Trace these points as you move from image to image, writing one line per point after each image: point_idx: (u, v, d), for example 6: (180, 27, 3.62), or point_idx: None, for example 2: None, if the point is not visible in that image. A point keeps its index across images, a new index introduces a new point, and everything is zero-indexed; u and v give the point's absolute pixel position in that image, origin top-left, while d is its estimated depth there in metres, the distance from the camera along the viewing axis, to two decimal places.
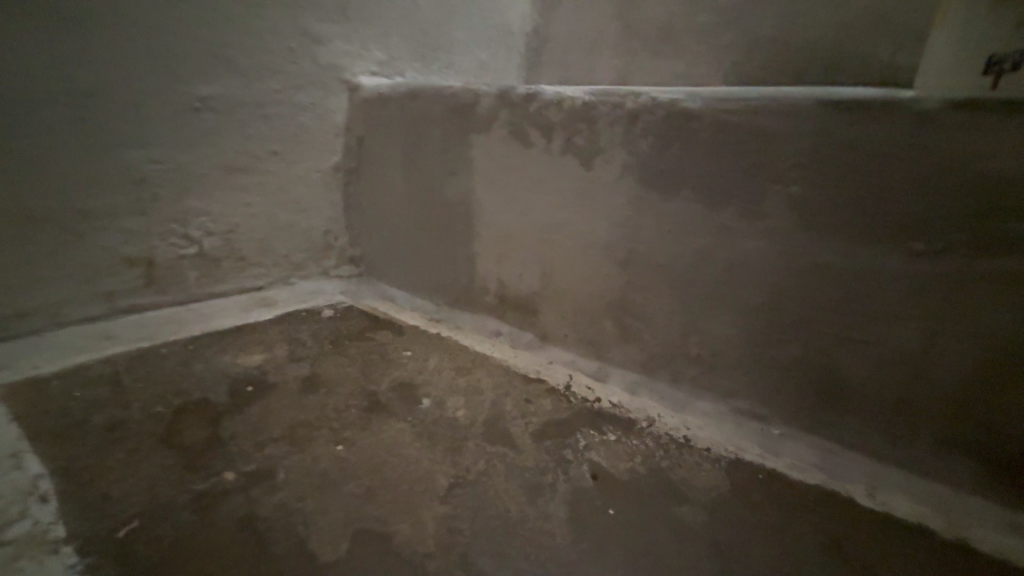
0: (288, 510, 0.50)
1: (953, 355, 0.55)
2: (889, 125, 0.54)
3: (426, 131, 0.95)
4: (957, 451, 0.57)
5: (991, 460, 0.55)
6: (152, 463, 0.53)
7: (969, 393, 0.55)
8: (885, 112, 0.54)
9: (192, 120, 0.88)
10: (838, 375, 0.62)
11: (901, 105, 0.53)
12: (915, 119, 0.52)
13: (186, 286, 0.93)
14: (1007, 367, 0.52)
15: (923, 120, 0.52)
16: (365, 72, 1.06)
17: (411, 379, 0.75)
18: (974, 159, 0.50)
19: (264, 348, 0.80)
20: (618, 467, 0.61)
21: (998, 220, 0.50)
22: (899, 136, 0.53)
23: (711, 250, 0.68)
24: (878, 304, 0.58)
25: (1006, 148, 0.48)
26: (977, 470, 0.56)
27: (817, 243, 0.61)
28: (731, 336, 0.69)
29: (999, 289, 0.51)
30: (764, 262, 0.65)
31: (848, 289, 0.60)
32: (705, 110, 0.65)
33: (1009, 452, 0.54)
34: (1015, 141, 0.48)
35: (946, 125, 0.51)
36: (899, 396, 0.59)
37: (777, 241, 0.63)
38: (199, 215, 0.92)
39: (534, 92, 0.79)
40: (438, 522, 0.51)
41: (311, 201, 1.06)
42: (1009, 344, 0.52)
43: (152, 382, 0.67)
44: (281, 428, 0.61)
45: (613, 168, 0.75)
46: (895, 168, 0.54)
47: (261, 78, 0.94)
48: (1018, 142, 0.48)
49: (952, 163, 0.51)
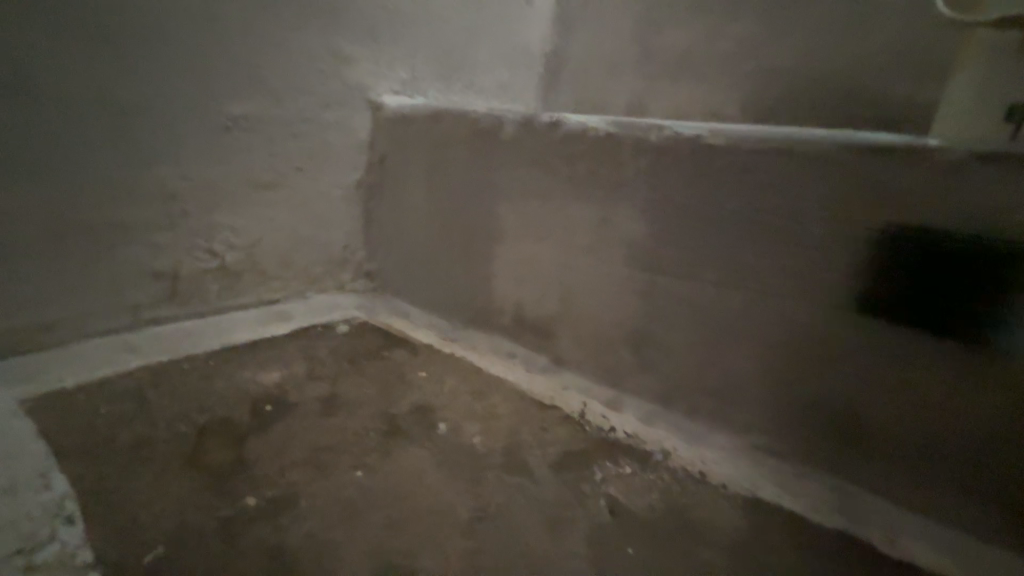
0: (314, 539, 0.50)
1: (970, 405, 0.55)
2: (894, 169, 0.56)
3: (449, 152, 0.97)
4: (979, 495, 0.56)
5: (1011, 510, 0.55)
6: (178, 485, 0.54)
7: (993, 437, 0.54)
8: (886, 158, 0.56)
9: (222, 137, 0.90)
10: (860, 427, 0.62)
11: (901, 153, 0.55)
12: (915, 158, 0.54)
13: (206, 299, 0.94)
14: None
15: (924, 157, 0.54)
16: (389, 91, 1.08)
17: (428, 403, 0.75)
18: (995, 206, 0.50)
19: (283, 365, 0.80)
20: (637, 501, 0.61)
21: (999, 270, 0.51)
22: (908, 179, 0.55)
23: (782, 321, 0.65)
24: (904, 358, 0.58)
25: (994, 188, 0.50)
26: (998, 516, 0.55)
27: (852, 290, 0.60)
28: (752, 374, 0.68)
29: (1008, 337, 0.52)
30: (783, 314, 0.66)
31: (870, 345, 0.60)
32: (730, 146, 0.66)
33: None
34: (993, 184, 0.50)
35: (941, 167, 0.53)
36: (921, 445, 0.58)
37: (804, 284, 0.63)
38: (223, 229, 0.93)
39: (558, 121, 0.81)
40: (462, 556, 0.51)
41: (331, 217, 1.07)
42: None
43: (176, 398, 0.68)
44: (302, 451, 0.61)
45: (634, 202, 0.76)
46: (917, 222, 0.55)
47: (290, 96, 0.96)
48: (993, 185, 0.50)
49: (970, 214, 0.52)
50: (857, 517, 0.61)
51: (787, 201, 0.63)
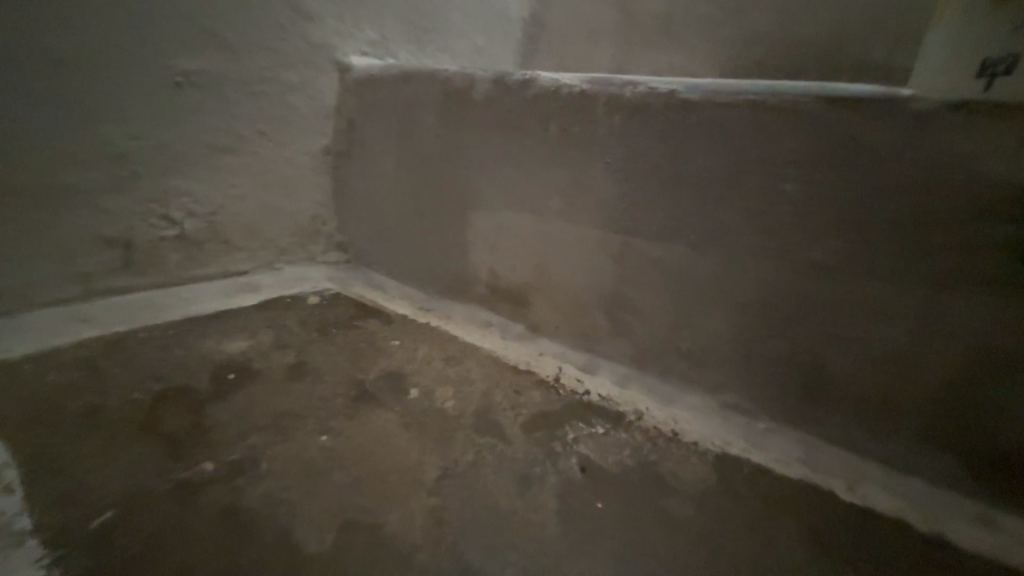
0: (273, 500, 0.48)
1: (935, 358, 0.56)
2: (871, 120, 0.54)
3: (420, 115, 0.93)
4: (952, 444, 0.57)
5: (970, 459, 0.56)
6: (130, 451, 0.51)
7: (956, 389, 0.55)
8: (862, 108, 0.55)
9: (175, 95, 0.84)
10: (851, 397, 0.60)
11: (878, 103, 0.54)
12: (895, 108, 0.53)
13: (166, 269, 0.90)
14: (987, 368, 0.53)
15: (906, 109, 0.53)
16: (357, 52, 1.03)
17: (400, 369, 0.74)
18: (973, 161, 0.50)
19: (248, 334, 0.78)
20: (606, 458, 0.62)
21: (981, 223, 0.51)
22: (892, 131, 0.54)
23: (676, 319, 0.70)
24: (879, 314, 0.58)
25: (976, 140, 0.50)
26: (956, 466, 0.57)
27: (836, 248, 0.59)
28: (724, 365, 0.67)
29: (980, 290, 0.52)
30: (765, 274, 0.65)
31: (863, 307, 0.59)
32: (705, 99, 0.64)
33: (987, 451, 0.55)
34: (975, 136, 0.50)
35: (927, 121, 0.52)
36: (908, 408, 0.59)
37: (790, 245, 0.62)
38: (181, 194, 0.89)
39: (530, 78, 0.78)
40: (428, 513, 0.50)
41: (298, 184, 1.03)
42: (991, 345, 0.53)
43: (131, 367, 0.65)
44: (265, 417, 0.59)
45: (607, 162, 0.74)
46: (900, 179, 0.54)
47: (248, 53, 0.90)
48: (977, 138, 0.50)
49: (953, 168, 0.51)
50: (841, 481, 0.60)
51: (762, 156, 0.61)
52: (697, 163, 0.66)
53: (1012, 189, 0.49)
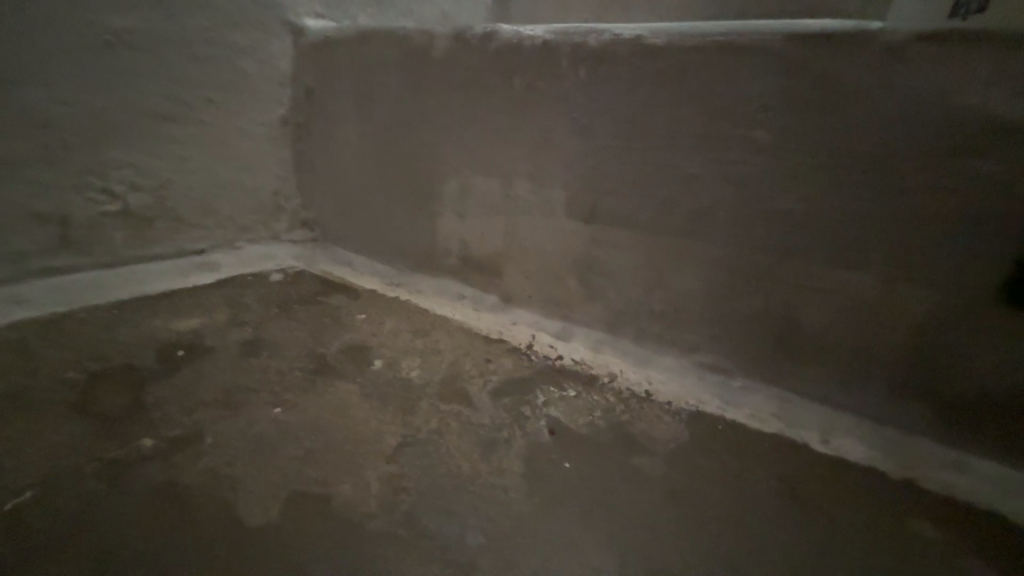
0: (215, 475, 0.45)
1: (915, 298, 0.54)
2: (842, 57, 0.52)
3: (380, 76, 0.88)
4: (929, 392, 0.56)
5: (947, 405, 0.56)
6: (60, 432, 0.48)
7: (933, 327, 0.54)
8: (833, 43, 0.52)
9: (105, 56, 0.77)
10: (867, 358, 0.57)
11: (848, 39, 0.51)
12: (864, 43, 0.51)
13: (112, 247, 0.84)
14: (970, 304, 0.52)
15: (878, 43, 0.50)
16: (311, 14, 0.96)
17: (364, 342, 0.70)
18: (955, 95, 0.48)
19: (201, 312, 0.73)
20: (576, 421, 0.60)
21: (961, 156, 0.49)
22: (863, 66, 0.51)
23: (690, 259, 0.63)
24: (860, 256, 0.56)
25: (948, 71, 0.48)
26: (932, 411, 0.56)
27: (832, 207, 0.56)
28: (763, 173, 0.59)
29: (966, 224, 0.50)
30: (736, 227, 0.62)
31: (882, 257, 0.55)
32: (671, 45, 0.61)
33: (965, 396, 0.54)
34: (947, 66, 0.48)
35: (901, 54, 0.49)
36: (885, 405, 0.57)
37: (756, 195, 0.60)
38: (122, 167, 0.83)
39: (491, 32, 0.74)
40: (383, 481, 0.48)
41: (255, 157, 0.97)
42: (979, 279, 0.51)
43: (67, 347, 0.61)
44: (214, 392, 0.56)
45: (574, 117, 0.70)
46: (882, 130, 0.52)
47: (187, 11, 0.83)
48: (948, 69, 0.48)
49: (925, 99, 0.49)
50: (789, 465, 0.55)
51: (730, 103, 0.59)
52: (663, 115, 0.63)
53: (991, 124, 0.47)
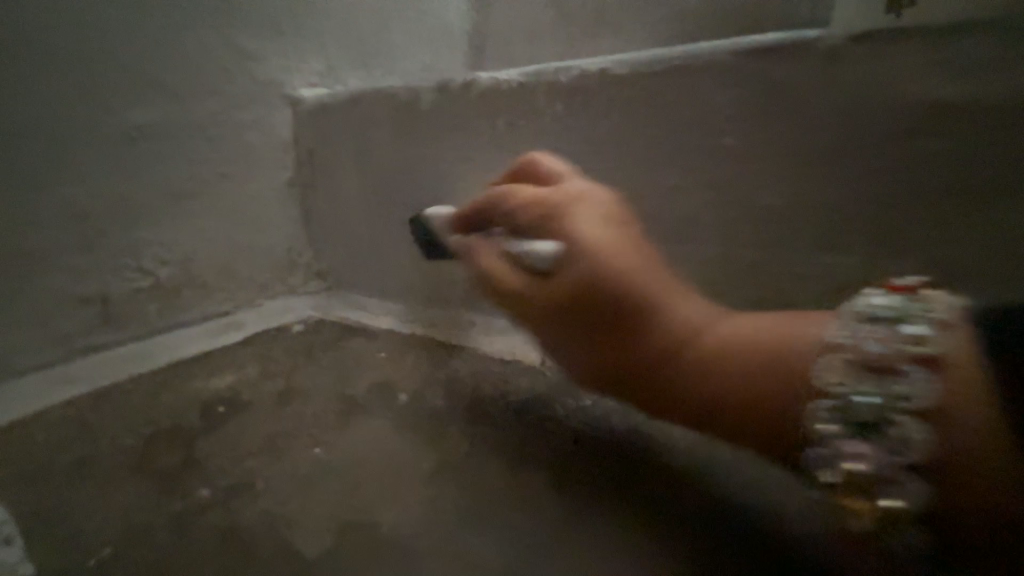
0: (269, 514, 0.49)
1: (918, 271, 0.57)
2: (789, 66, 0.58)
3: (374, 132, 0.95)
4: None
5: None
6: (124, 494, 0.52)
7: None
8: (779, 54, 0.58)
9: (129, 149, 0.86)
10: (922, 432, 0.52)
11: (790, 49, 0.57)
12: (805, 51, 0.57)
13: (147, 320, 0.91)
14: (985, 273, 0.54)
15: (817, 50, 0.56)
16: (306, 84, 1.05)
17: (389, 379, 0.74)
18: (897, 85, 0.53)
19: (235, 369, 0.78)
20: (596, 428, 0.63)
21: (922, 136, 0.53)
22: (808, 71, 0.57)
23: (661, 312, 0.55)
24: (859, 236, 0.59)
25: (885, 67, 0.53)
26: None
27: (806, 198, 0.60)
28: (735, 176, 0.64)
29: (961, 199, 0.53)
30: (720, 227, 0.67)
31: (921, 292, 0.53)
32: (635, 73, 0.67)
33: None
34: (885, 63, 0.53)
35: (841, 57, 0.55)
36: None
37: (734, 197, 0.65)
38: (150, 244, 0.90)
39: (471, 80, 0.81)
40: (422, 503, 0.51)
41: (268, 219, 1.05)
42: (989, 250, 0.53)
43: (120, 415, 0.66)
44: (258, 440, 0.60)
45: (557, 146, 0.76)
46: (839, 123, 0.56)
47: (197, 99, 0.92)
48: (885, 65, 0.53)
49: (870, 94, 0.54)
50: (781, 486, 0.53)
51: (696, 117, 0.65)
52: (637, 136, 0.69)
53: (933, 108, 0.52)
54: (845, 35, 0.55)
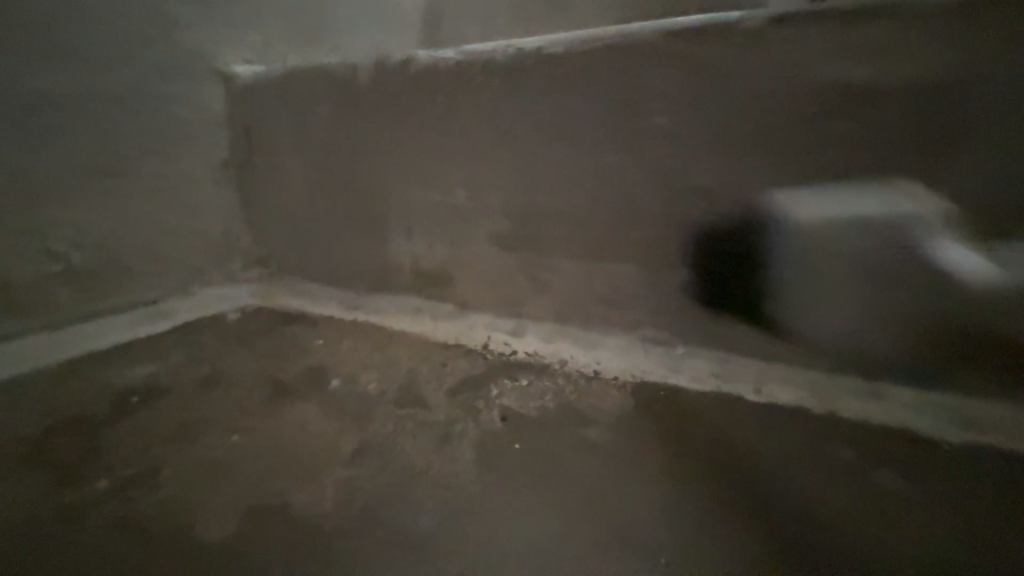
0: (174, 501, 0.47)
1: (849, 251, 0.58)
2: (712, 47, 0.59)
3: (313, 109, 0.91)
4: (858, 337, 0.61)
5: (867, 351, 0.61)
6: (11, 489, 0.48)
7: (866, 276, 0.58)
8: (704, 35, 0.59)
9: (33, 121, 0.78)
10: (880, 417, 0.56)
11: (713, 31, 0.58)
12: (727, 33, 0.58)
13: (60, 308, 0.84)
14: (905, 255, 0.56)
15: (738, 31, 0.57)
16: (240, 59, 1.00)
17: (322, 364, 0.72)
18: (810, 68, 0.55)
19: (156, 357, 0.74)
20: (528, 407, 0.63)
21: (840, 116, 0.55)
22: (731, 52, 0.58)
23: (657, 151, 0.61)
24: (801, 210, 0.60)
25: (800, 48, 0.55)
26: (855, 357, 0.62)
27: (731, 177, 0.62)
28: (664, 156, 0.65)
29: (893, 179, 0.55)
30: (653, 208, 0.68)
31: (900, 277, 0.57)
32: (569, 52, 0.67)
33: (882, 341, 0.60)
34: (800, 44, 0.55)
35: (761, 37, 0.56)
36: (884, 456, 0.54)
37: (664, 178, 0.66)
38: (62, 226, 0.83)
39: (410, 57, 0.79)
40: (340, 484, 0.50)
41: (200, 202, 0.99)
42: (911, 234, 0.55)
43: (18, 407, 0.61)
44: (170, 428, 0.57)
45: (495, 126, 0.75)
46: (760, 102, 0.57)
47: (113, 68, 0.85)
48: (801, 46, 0.55)
49: (786, 76, 0.56)
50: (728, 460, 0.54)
51: (627, 97, 0.65)
52: (572, 115, 0.69)
53: (842, 88, 0.54)
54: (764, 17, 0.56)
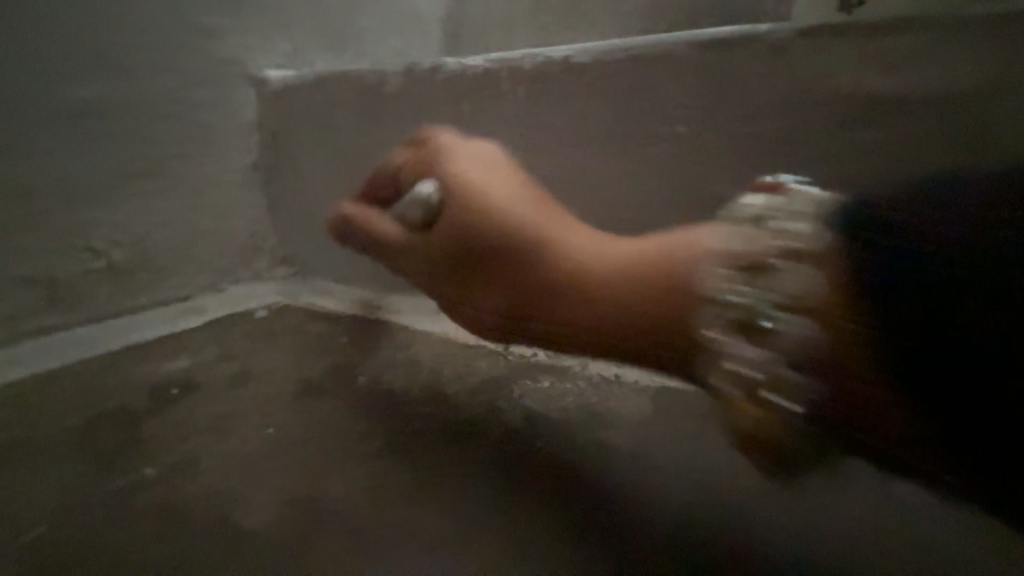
0: (212, 491, 0.49)
1: None
2: (738, 58, 0.60)
3: (340, 114, 0.94)
4: None
5: None
6: (62, 474, 0.51)
7: None
8: (728, 46, 0.60)
9: (78, 126, 0.83)
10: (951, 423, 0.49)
11: (737, 43, 0.59)
12: (752, 45, 0.59)
13: (98, 303, 0.88)
14: None
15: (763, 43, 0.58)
16: (272, 65, 1.03)
17: (349, 363, 0.74)
18: (839, 78, 0.55)
19: (189, 352, 0.77)
20: (548, 409, 0.64)
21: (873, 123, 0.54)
22: (756, 63, 0.59)
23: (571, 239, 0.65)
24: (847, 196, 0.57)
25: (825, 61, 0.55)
26: None
27: None
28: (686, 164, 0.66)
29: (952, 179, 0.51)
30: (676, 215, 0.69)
31: None
32: (595, 62, 0.69)
33: None
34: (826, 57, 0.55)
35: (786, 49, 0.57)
36: None
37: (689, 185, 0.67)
38: (100, 224, 0.87)
39: (438, 66, 0.82)
40: (369, 479, 0.52)
41: (230, 203, 1.02)
42: None
43: (63, 397, 0.64)
44: (206, 421, 0.60)
45: (519, 133, 0.77)
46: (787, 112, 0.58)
47: (151, 75, 0.89)
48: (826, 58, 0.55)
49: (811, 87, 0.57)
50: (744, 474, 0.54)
51: (651, 107, 0.66)
52: (597, 123, 0.71)
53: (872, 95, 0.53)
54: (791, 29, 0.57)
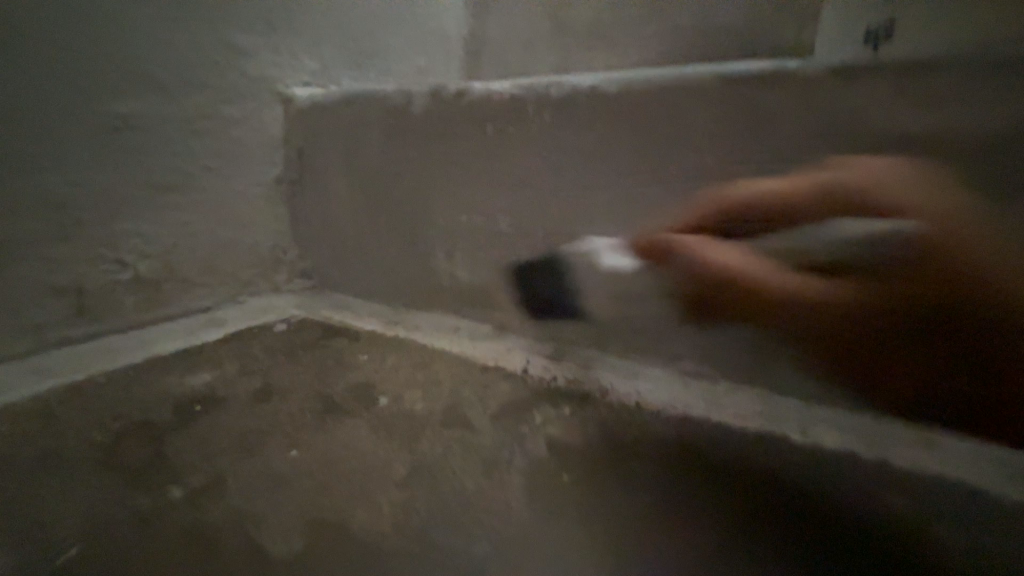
0: (242, 514, 0.51)
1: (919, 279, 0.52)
2: (765, 91, 0.59)
3: (365, 132, 0.96)
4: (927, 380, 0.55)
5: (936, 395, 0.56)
6: (95, 490, 0.52)
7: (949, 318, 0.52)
8: (756, 80, 0.60)
9: (114, 140, 0.84)
10: (984, 365, 0.52)
11: (765, 76, 0.60)
12: (779, 78, 0.58)
13: (123, 314, 0.89)
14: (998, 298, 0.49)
15: (789, 77, 0.58)
16: (298, 83, 1.06)
17: (368, 381, 0.74)
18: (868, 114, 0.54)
19: (211, 366, 0.78)
20: (572, 436, 0.62)
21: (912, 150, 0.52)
22: (779, 97, 0.59)
23: (614, 264, 0.72)
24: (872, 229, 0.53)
25: (857, 95, 0.54)
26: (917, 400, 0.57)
27: None
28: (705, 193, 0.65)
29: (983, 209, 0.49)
30: None
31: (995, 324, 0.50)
32: (620, 91, 0.70)
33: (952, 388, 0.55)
34: (858, 91, 0.54)
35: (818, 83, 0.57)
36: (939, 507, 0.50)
37: None
38: (129, 236, 0.89)
39: (464, 88, 0.83)
40: (392, 506, 0.54)
41: (253, 216, 1.04)
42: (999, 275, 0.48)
43: (90, 409, 0.65)
44: (229, 439, 0.60)
45: (542, 157, 0.78)
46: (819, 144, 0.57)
47: (184, 92, 0.92)
48: (857, 93, 0.55)
49: (839, 122, 0.56)
50: (759, 508, 0.52)
51: (675, 136, 0.66)
52: (620, 150, 0.71)
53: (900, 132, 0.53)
54: (820, 64, 0.57)
